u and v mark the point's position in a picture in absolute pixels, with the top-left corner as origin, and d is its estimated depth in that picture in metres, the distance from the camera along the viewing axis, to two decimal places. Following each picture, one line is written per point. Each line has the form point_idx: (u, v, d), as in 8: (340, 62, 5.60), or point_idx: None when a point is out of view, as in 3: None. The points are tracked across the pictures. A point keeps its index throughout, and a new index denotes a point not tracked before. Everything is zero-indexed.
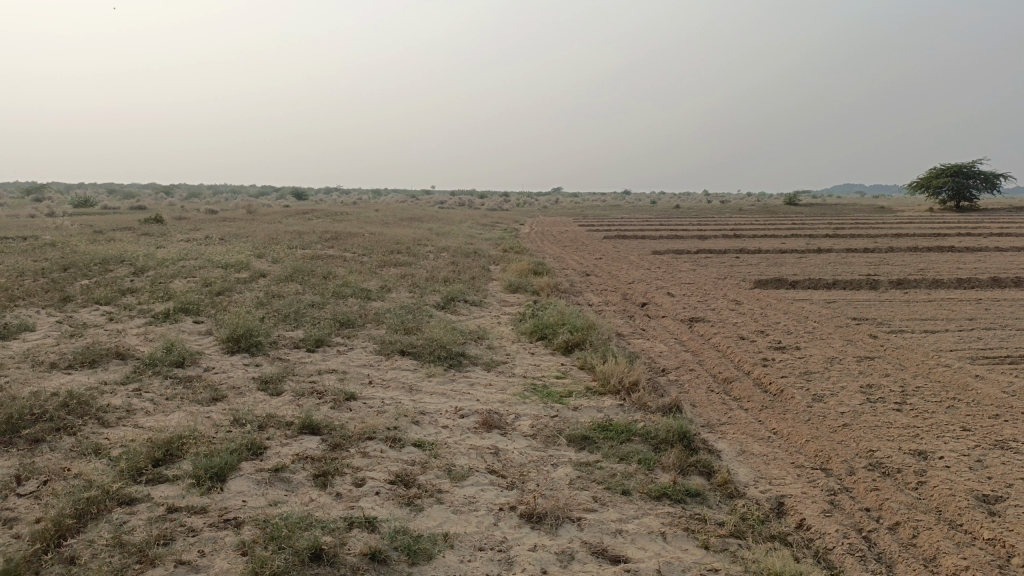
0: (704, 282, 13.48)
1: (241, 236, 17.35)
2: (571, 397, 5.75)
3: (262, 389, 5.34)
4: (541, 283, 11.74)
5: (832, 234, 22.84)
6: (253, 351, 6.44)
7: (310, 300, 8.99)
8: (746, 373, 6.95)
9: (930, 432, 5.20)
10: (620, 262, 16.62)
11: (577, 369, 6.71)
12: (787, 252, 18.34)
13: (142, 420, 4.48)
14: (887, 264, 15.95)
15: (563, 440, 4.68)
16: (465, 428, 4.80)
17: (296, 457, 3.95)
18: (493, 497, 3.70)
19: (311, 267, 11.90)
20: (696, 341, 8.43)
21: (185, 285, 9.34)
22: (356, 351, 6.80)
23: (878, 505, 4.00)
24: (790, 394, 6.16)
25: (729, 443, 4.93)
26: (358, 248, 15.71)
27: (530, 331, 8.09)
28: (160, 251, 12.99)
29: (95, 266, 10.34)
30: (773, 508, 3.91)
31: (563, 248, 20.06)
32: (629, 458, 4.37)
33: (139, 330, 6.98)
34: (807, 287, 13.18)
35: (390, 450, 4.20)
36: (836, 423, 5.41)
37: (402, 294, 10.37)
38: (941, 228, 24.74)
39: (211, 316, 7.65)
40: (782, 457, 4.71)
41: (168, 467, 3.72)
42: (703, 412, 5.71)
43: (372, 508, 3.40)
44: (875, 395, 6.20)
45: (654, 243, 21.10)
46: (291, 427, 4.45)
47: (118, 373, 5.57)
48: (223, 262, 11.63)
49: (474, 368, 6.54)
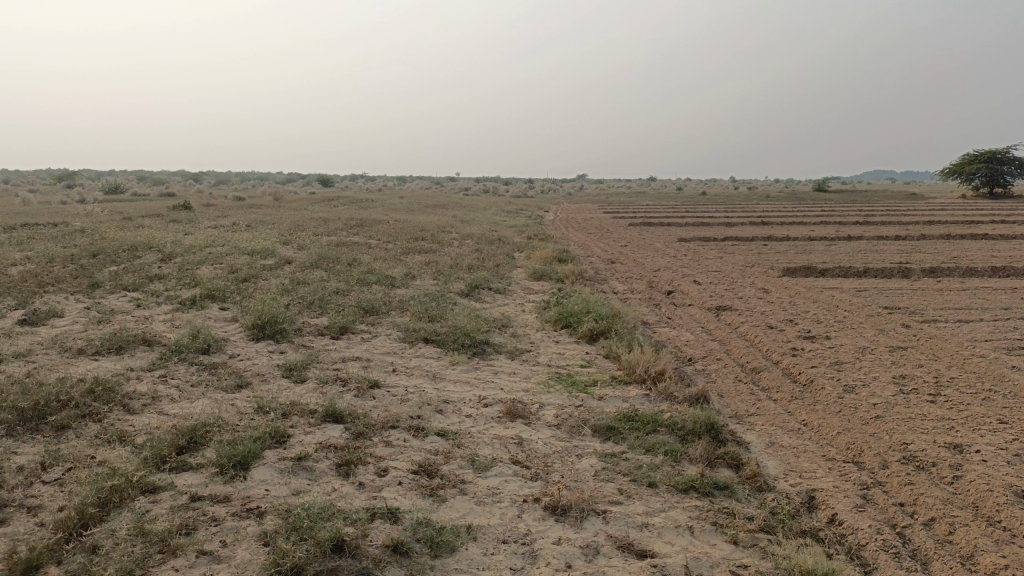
0: (731, 270, 13.29)
1: (267, 223, 17.42)
2: (596, 386, 5.68)
3: (286, 376, 5.33)
4: (565, 271, 11.65)
5: (861, 221, 22.44)
6: (277, 339, 6.44)
7: (335, 287, 8.99)
8: (775, 363, 6.82)
9: (965, 425, 5.06)
10: (646, 249, 16.46)
11: (602, 358, 6.63)
12: (817, 239, 18.03)
13: (167, 407, 4.48)
14: (919, 252, 15.61)
15: (588, 431, 4.61)
16: (489, 417, 4.76)
17: (319, 445, 3.92)
18: (517, 488, 3.65)
19: (335, 254, 11.91)
20: (723, 330, 8.30)
21: (211, 272, 9.38)
22: (380, 338, 6.78)
23: (912, 500, 3.89)
24: (820, 385, 6.04)
25: (758, 435, 4.83)
26: (383, 235, 15.70)
27: (554, 320, 8.02)
28: (187, 237, 13.08)
29: (123, 253, 10.42)
30: (803, 503, 3.82)
31: (587, 235, 19.89)
32: (655, 450, 4.30)
33: (165, 317, 7.02)
34: (837, 275, 12.94)
35: (413, 440, 4.17)
36: (868, 415, 5.28)
37: (426, 281, 10.34)
38: (975, 215, 24.18)
39: (236, 303, 7.67)
40: (812, 449, 4.60)
41: (192, 454, 3.72)
42: (731, 402, 5.61)
43: (394, 498, 3.37)
44: (907, 386, 6.06)
45: (680, 230, 20.88)
46: (314, 414, 4.43)
47: (144, 359, 5.59)
48: (249, 249, 11.67)
49: (498, 356, 6.50)
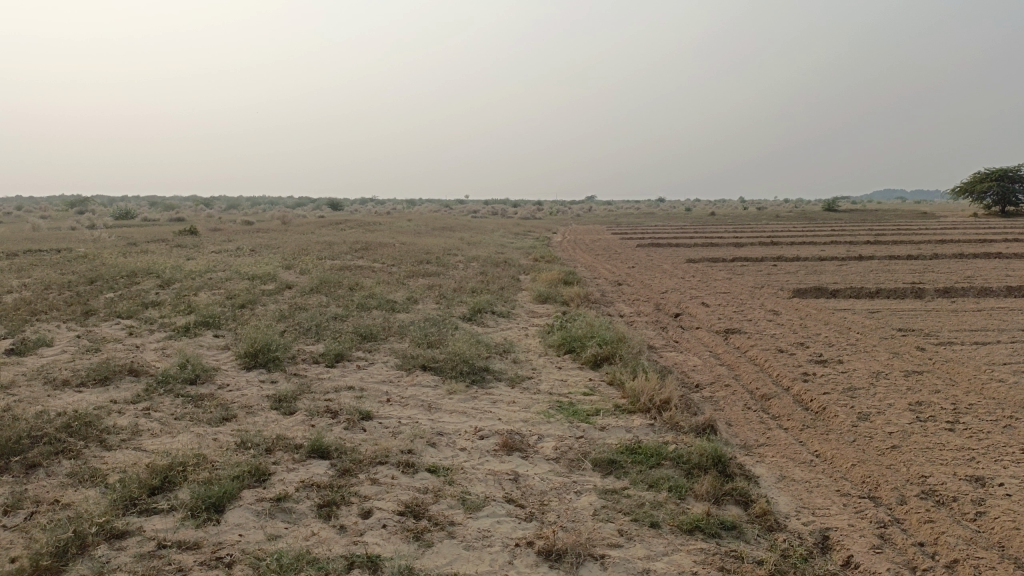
0: (741, 291, 13.04)
1: (272, 246, 17.31)
2: (598, 416, 5.44)
3: (275, 407, 5.13)
4: (571, 294, 11.43)
5: (872, 241, 22.18)
6: (269, 367, 6.25)
7: (333, 312, 8.81)
8: (786, 389, 6.57)
9: (987, 455, 4.79)
10: (654, 271, 16.24)
11: (606, 385, 6.40)
12: (827, 259, 17.75)
13: (146, 443, 4.29)
14: (932, 271, 15.32)
15: (588, 465, 4.37)
16: (484, 451, 4.53)
17: (301, 484, 3.71)
18: (509, 531, 3.42)
19: (337, 278, 11.75)
20: (732, 353, 8.06)
21: (208, 298, 9.22)
22: (376, 366, 6.57)
23: (933, 539, 3.62)
24: (833, 413, 5.78)
25: (768, 468, 4.58)
26: (388, 258, 15.55)
27: (558, 344, 7.80)
28: (189, 263, 12.97)
29: (121, 279, 10.28)
30: (817, 543, 3.58)
31: (595, 256, 19.71)
32: (659, 485, 4.06)
33: (157, 345, 6.84)
34: (848, 296, 12.66)
35: (402, 477, 3.94)
36: (884, 444, 5.03)
37: (428, 306, 10.15)
38: (987, 233, 23.86)
39: (231, 331, 7.50)
40: (826, 484, 4.35)
41: (165, 495, 3.52)
42: (739, 432, 5.37)
43: (376, 544, 3.15)
44: (925, 413, 5.79)
45: (689, 251, 20.62)
46: (300, 450, 4.21)
47: (129, 390, 5.40)
48: (250, 274, 11.52)
49: (498, 384, 6.28)
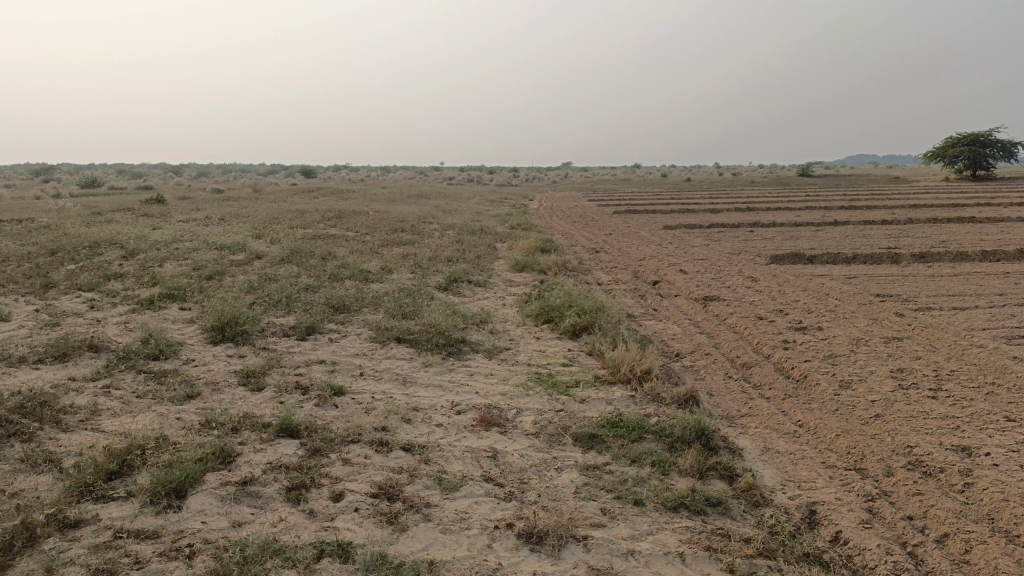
0: (718, 257, 12.96)
1: (242, 215, 16.89)
2: (579, 388, 5.30)
3: (242, 384, 4.93)
4: (549, 262, 11.25)
5: (846, 206, 22.19)
6: (237, 341, 6.03)
7: (305, 283, 8.56)
8: (766, 357, 6.48)
9: (971, 424, 4.72)
10: (631, 238, 16.11)
11: (585, 356, 6.27)
12: (804, 225, 17.74)
13: (105, 423, 4.08)
14: (908, 236, 15.35)
15: (568, 440, 4.24)
16: (461, 426, 4.38)
17: (268, 466, 3.53)
18: (488, 512, 3.28)
19: (309, 247, 11.45)
20: (711, 321, 7.97)
21: (174, 269, 8.91)
22: (350, 339, 6.38)
23: (922, 513, 3.54)
24: (814, 381, 5.71)
25: (751, 440, 4.47)
26: (361, 227, 15.23)
27: (536, 314, 7.64)
28: (154, 233, 12.58)
29: (84, 250, 9.92)
30: (804, 518, 3.48)
31: (572, 224, 19.51)
32: (642, 461, 3.93)
33: (120, 319, 6.57)
34: (825, 262, 12.61)
35: (375, 456, 3.78)
36: (867, 413, 4.95)
37: (402, 275, 9.93)
38: (959, 198, 24.03)
39: (197, 303, 7.24)
40: (811, 455, 4.25)
41: (123, 481, 3.33)
42: (721, 402, 5.27)
43: (348, 530, 2.99)
44: (906, 380, 5.73)
45: (666, 218, 20.50)
46: (267, 429, 4.03)
47: (90, 367, 5.17)
48: (219, 244, 11.19)
49: (475, 355, 6.12)
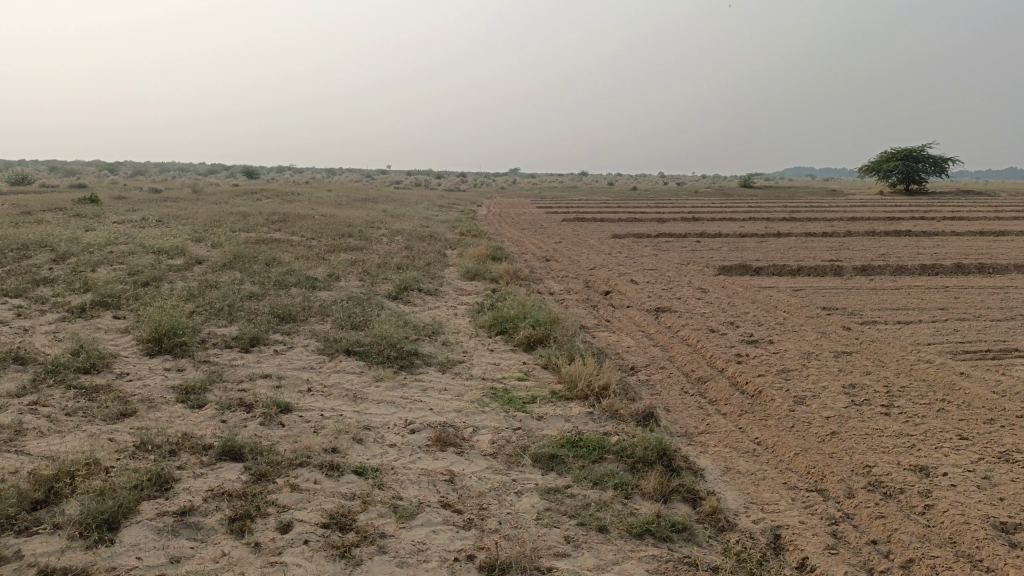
0: (668, 268, 13.01)
1: (182, 217, 16.31)
2: (535, 404, 5.16)
3: (181, 401, 4.65)
4: (500, 270, 11.11)
5: (788, 218, 22.64)
6: (176, 353, 5.73)
7: (249, 290, 8.23)
8: (720, 371, 6.45)
9: (926, 442, 4.75)
10: (581, 246, 16.08)
11: (541, 369, 6.14)
12: (749, 236, 17.99)
13: (29, 444, 3.76)
14: (849, 249, 15.68)
15: (527, 461, 4.09)
16: (416, 447, 4.20)
17: (210, 494, 3.30)
18: (446, 542, 3.11)
19: (253, 252, 11.07)
20: (664, 333, 7.93)
21: (108, 275, 8.48)
22: (296, 351, 6.11)
23: (886, 537, 3.51)
24: (769, 396, 5.69)
25: (712, 459, 4.40)
26: (307, 231, 14.87)
27: (489, 326, 7.49)
28: (87, 234, 12.01)
29: (11, 253, 9.38)
30: (769, 544, 3.41)
31: (521, 231, 19.41)
32: (604, 483, 3.81)
33: (48, 328, 6.18)
34: (771, 274, 12.77)
35: (326, 480, 3.57)
36: (823, 431, 4.93)
37: (350, 283, 9.66)
38: (895, 212, 24.77)
39: (133, 311, 6.88)
40: (771, 476, 4.19)
41: (49, 511, 3.05)
42: (679, 418, 5.19)
43: (297, 566, 2.79)
44: (859, 396, 5.76)
45: (615, 226, 20.58)
46: (208, 452, 3.78)
47: (14, 381, 4.81)
48: (156, 248, 10.72)
49: (428, 369, 5.93)
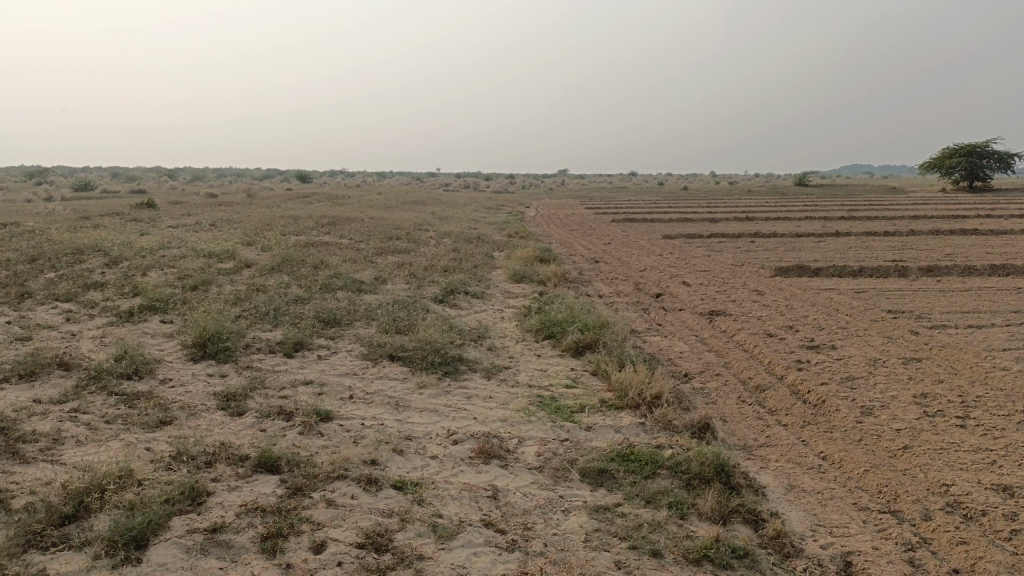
0: (721, 269, 12.61)
1: (234, 221, 16.52)
2: (584, 414, 4.93)
3: (221, 409, 4.56)
4: (548, 273, 10.89)
5: (846, 216, 21.89)
6: (220, 358, 5.67)
7: (295, 294, 8.18)
8: (780, 379, 6.12)
9: (1009, 459, 4.37)
10: (631, 247, 15.74)
11: (589, 376, 5.90)
12: (806, 236, 17.41)
13: (66, 454, 3.69)
14: (912, 249, 15.02)
15: (575, 475, 3.87)
16: (458, 459, 4.01)
17: (243, 509, 3.16)
18: (488, 566, 2.91)
19: (301, 255, 11.07)
20: (719, 338, 7.61)
21: (158, 279, 8.52)
22: (339, 357, 6.00)
23: (970, 566, 3.20)
24: (833, 406, 5.36)
25: (774, 475, 4.11)
26: (356, 234, 14.88)
27: (536, 330, 7.28)
28: (141, 239, 12.18)
29: (66, 257, 9.53)
30: (839, 572, 3.13)
31: (570, 232, 19.14)
32: (657, 501, 3.56)
33: (96, 333, 6.19)
34: (830, 275, 12.26)
35: (364, 495, 3.41)
36: (894, 445, 4.60)
37: (397, 286, 9.56)
38: (959, 209, 23.76)
39: (180, 316, 6.86)
40: (840, 495, 3.89)
41: (78, 526, 2.95)
42: (736, 429, 4.90)
43: None
44: (931, 407, 5.39)
45: (666, 227, 20.16)
46: (244, 463, 3.66)
47: (58, 386, 4.79)
48: (207, 252, 10.80)
49: (473, 375, 5.75)
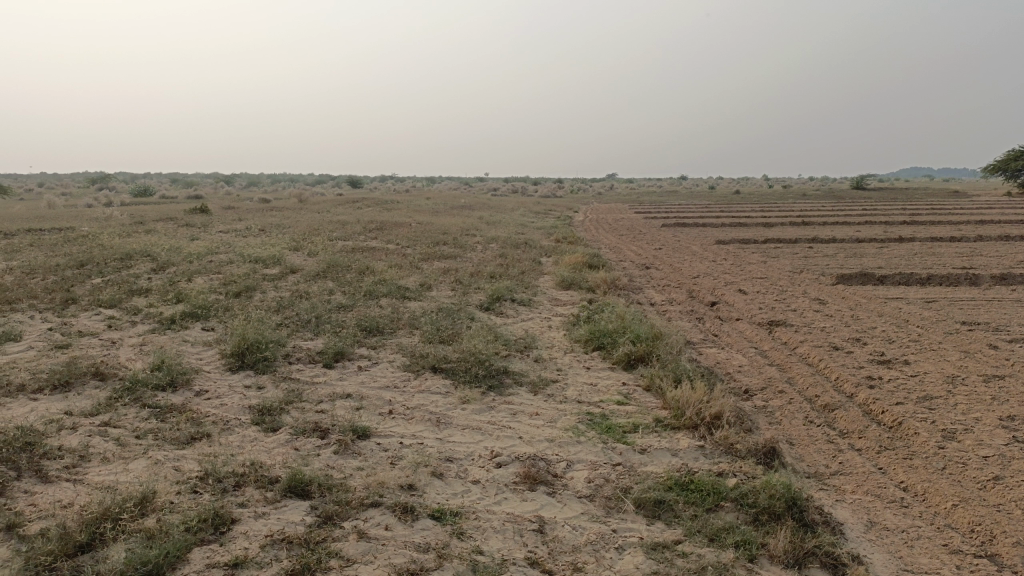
0: (779, 277, 12.07)
1: (284, 226, 16.56)
2: (637, 435, 4.59)
3: (255, 424, 4.34)
4: (598, 280, 10.52)
5: (908, 221, 20.98)
6: (258, 368, 5.48)
7: (338, 301, 7.99)
8: (850, 398, 5.67)
9: None
10: (683, 253, 15.26)
11: (643, 392, 5.55)
12: (868, 242, 16.66)
13: (89, 474, 3.51)
14: (983, 255, 14.22)
15: (629, 506, 3.54)
16: (502, 485, 3.72)
17: (269, 541, 2.92)
18: None
19: (346, 261, 10.93)
20: (780, 351, 7.16)
21: (202, 285, 8.42)
22: (380, 368, 5.76)
23: None
24: (911, 430, 4.90)
25: (851, 509, 3.71)
26: (403, 239, 14.73)
27: (585, 340, 6.94)
28: (191, 244, 12.21)
29: (114, 263, 9.52)
30: None
31: (619, 237, 18.69)
32: (722, 539, 3.21)
33: (136, 341, 6.07)
34: (896, 284, 11.63)
35: (399, 527, 3.14)
36: (984, 475, 4.14)
37: (442, 293, 9.32)
38: None
39: (221, 324, 6.72)
40: (927, 534, 3.48)
41: (91, 557, 2.73)
42: (806, 454, 4.50)
43: None
44: (1021, 431, 4.90)
45: (719, 232, 19.55)
46: (274, 487, 3.42)
47: (92, 397, 4.64)
48: (254, 257, 10.74)
49: (519, 390, 5.45)
